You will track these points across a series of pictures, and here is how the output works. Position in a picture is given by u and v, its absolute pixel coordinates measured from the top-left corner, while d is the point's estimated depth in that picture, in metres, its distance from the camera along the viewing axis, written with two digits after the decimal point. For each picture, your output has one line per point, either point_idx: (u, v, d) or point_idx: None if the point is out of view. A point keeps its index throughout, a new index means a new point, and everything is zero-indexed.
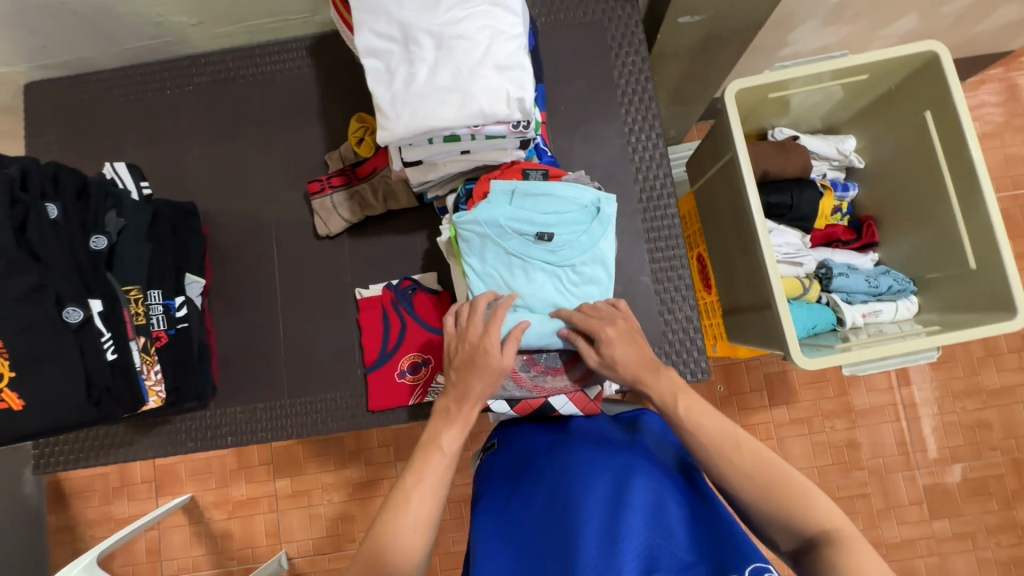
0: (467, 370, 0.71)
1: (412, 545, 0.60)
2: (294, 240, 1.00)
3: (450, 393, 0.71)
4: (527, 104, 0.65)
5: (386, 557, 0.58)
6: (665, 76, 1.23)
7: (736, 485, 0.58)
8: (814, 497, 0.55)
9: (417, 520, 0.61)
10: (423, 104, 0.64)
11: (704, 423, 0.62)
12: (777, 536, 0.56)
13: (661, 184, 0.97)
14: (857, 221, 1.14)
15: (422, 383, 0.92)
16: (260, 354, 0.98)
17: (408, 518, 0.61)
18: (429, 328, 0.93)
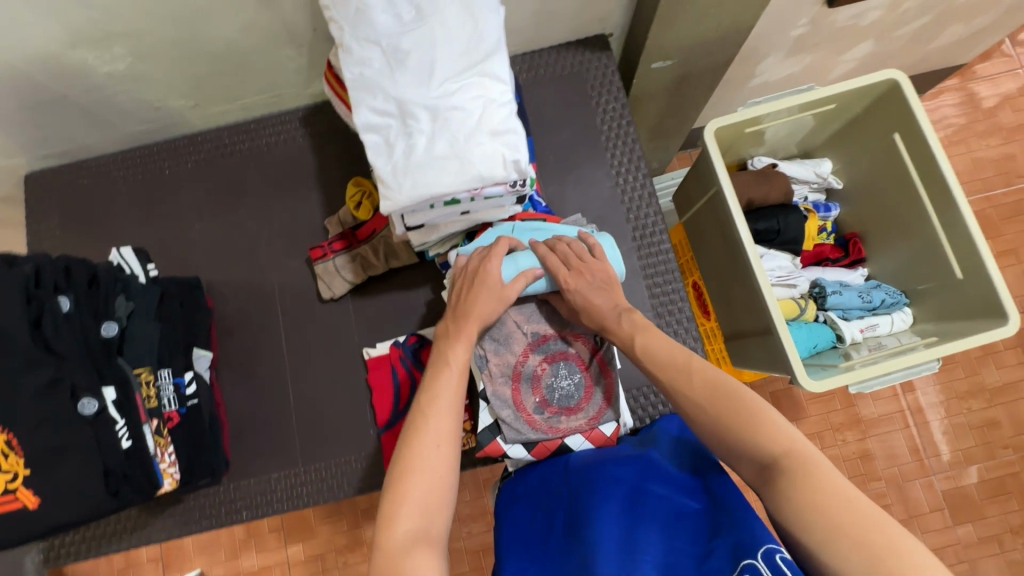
0: (470, 291, 0.74)
1: (438, 461, 0.60)
2: (298, 304, 1.01)
3: (452, 316, 0.74)
4: (522, 164, 0.68)
5: (413, 480, 0.59)
6: (644, 115, 1.29)
7: (725, 452, 0.59)
8: (767, 421, 0.56)
9: (439, 440, 0.62)
10: (423, 173, 0.67)
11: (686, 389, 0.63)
12: (740, 466, 0.58)
13: (652, 220, 1.01)
14: (842, 239, 1.18)
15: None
16: (271, 422, 0.97)
17: (430, 438, 0.62)
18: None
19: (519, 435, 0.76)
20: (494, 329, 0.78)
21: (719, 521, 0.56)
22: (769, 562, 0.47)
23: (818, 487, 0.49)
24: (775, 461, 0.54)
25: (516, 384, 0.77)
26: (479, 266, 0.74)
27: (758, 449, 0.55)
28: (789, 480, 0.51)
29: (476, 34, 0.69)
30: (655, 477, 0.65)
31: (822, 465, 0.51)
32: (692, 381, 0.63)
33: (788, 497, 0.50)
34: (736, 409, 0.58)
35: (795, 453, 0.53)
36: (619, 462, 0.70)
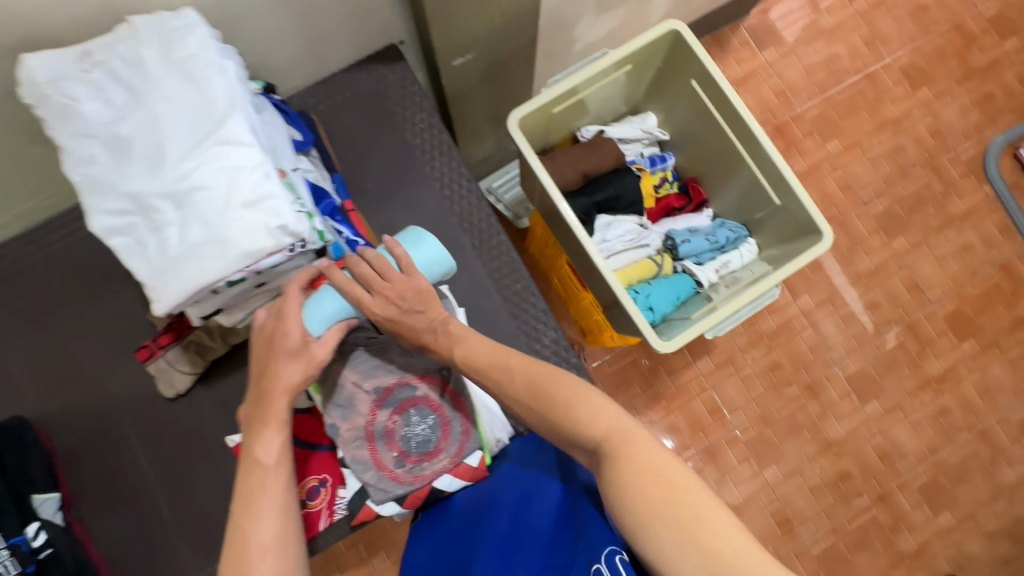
0: (270, 354, 0.67)
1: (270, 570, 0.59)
2: (145, 410, 0.94)
3: (253, 402, 0.68)
4: (292, 228, 0.63)
5: None
6: (472, 108, 1.25)
7: (556, 436, 0.64)
8: (583, 407, 0.61)
9: (265, 544, 0.60)
10: (184, 266, 0.61)
11: (513, 386, 0.67)
12: (574, 450, 0.63)
13: (486, 223, 0.99)
14: (683, 185, 1.21)
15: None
16: (150, 541, 0.90)
17: (257, 545, 0.60)
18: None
19: (387, 494, 0.75)
20: (335, 396, 0.75)
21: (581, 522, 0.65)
22: (610, 564, 0.54)
23: (632, 462, 0.55)
24: (598, 440, 0.59)
25: (371, 445, 0.75)
26: (276, 327, 0.67)
27: (585, 435, 0.60)
28: (613, 462, 0.56)
29: (204, 99, 0.63)
30: (534, 489, 0.74)
31: (638, 443, 0.56)
32: (512, 379, 0.66)
33: (611, 476, 0.55)
34: (563, 402, 0.62)
35: (617, 434, 0.58)
36: (506, 479, 0.78)
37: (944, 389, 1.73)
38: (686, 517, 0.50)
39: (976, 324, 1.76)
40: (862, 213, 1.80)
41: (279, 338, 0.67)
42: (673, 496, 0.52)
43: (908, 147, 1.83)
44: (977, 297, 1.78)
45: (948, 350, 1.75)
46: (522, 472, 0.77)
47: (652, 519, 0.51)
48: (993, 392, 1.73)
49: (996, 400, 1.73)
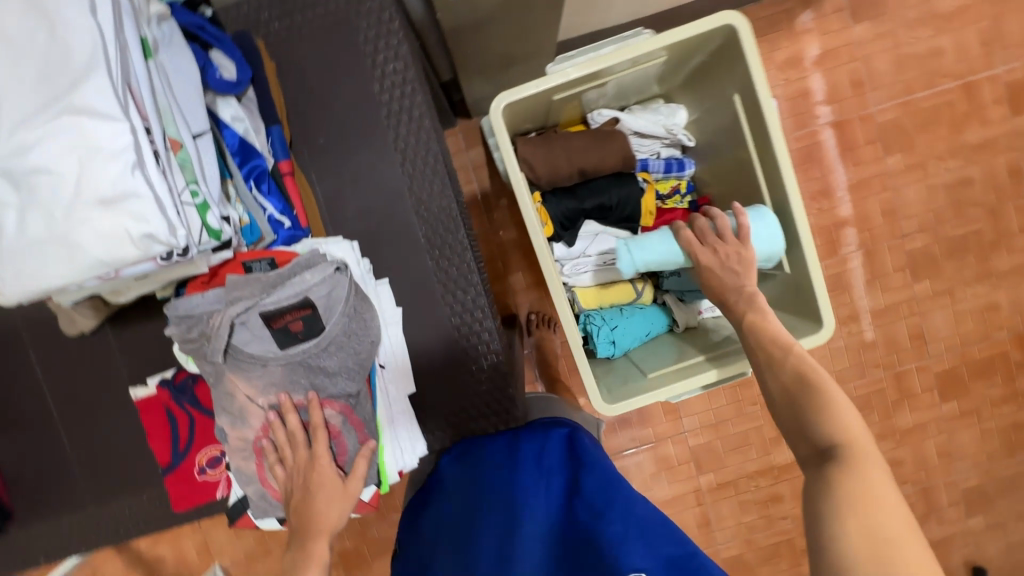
0: (308, 486, 0.68)
1: None
2: (49, 339, 0.87)
3: (275, 453, 0.69)
4: (163, 237, 0.51)
5: None
6: (474, 47, 1.01)
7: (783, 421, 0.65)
8: (839, 407, 0.61)
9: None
10: (22, 263, 0.50)
11: (813, 362, 0.65)
12: (800, 445, 0.63)
13: (447, 216, 0.83)
14: (694, 203, 1.02)
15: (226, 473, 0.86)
16: (51, 467, 0.89)
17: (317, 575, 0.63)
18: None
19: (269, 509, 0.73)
20: (224, 403, 0.68)
21: (581, 533, 0.66)
22: None
23: (858, 480, 0.56)
24: (832, 447, 0.59)
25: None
26: (311, 462, 0.69)
27: (823, 432, 0.60)
28: (844, 467, 0.57)
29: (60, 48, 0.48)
30: (519, 470, 0.72)
31: (875, 459, 0.57)
32: (782, 360, 0.67)
33: (834, 486, 0.56)
34: (822, 397, 0.62)
35: (859, 445, 0.59)
36: (484, 469, 0.75)
37: (906, 442, 1.61)
38: (882, 538, 0.51)
39: (967, 388, 1.60)
40: (896, 246, 1.53)
41: (317, 471, 0.68)
42: (890, 519, 0.53)
43: (977, 182, 1.51)
44: (979, 361, 1.59)
45: (926, 407, 1.60)
46: (504, 464, 0.74)
47: (858, 528, 0.53)
48: (953, 456, 1.62)
49: (952, 464, 1.62)
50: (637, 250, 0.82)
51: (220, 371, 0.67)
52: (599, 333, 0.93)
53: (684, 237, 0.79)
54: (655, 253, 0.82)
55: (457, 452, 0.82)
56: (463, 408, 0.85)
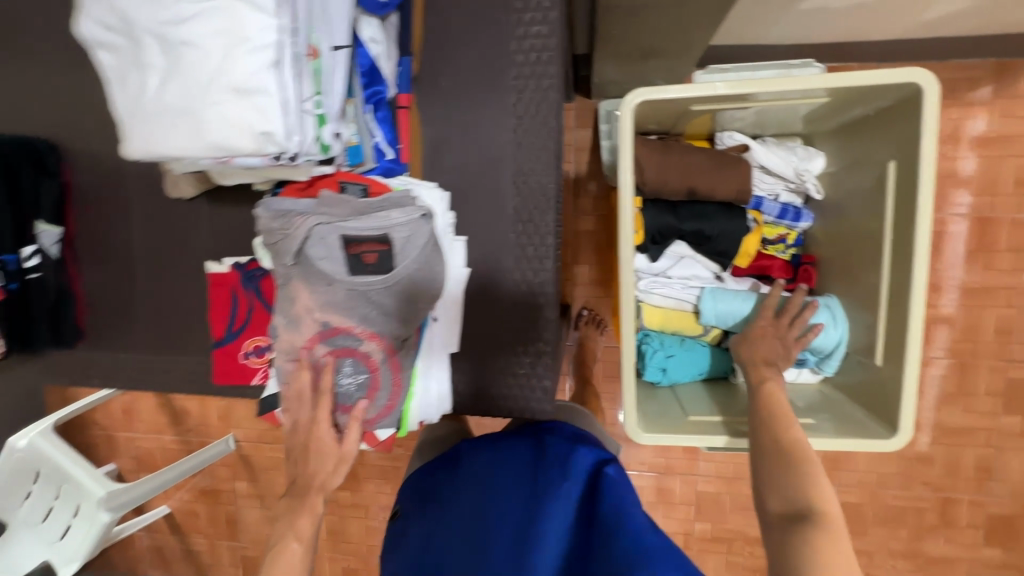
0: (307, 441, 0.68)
1: (292, 555, 0.61)
2: (154, 194, 0.93)
3: (292, 393, 0.71)
4: (279, 138, 0.52)
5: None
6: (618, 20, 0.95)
7: (767, 492, 0.63)
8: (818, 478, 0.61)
9: (300, 535, 0.62)
10: (152, 124, 0.53)
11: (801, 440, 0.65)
12: (770, 500, 0.62)
13: (542, 196, 0.82)
14: (798, 259, 0.96)
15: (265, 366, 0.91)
16: (121, 306, 0.98)
17: (300, 523, 0.63)
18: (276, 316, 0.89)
19: None
20: (284, 305, 0.71)
21: (593, 538, 0.67)
22: None
23: (828, 553, 0.54)
24: (809, 513, 0.58)
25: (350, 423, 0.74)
26: (312, 421, 0.69)
27: (804, 500, 0.59)
28: (817, 534, 0.56)
29: None
30: (543, 464, 0.75)
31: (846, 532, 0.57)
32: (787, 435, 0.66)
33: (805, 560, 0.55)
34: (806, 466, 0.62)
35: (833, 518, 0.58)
36: (511, 461, 0.76)
37: (926, 569, 1.44)
38: None
39: (1020, 541, 1.39)
40: (997, 368, 1.31)
41: (317, 426, 0.69)
42: None
43: None
44: None
45: (965, 543, 1.41)
46: (530, 465, 0.75)
47: None
48: None
49: None
50: (715, 298, 0.89)
51: (290, 276, 0.69)
52: (651, 356, 0.91)
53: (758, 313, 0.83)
54: (727, 309, 0.88)
55: (482, 440, 0.82)
56: (495, 382, 0.86)
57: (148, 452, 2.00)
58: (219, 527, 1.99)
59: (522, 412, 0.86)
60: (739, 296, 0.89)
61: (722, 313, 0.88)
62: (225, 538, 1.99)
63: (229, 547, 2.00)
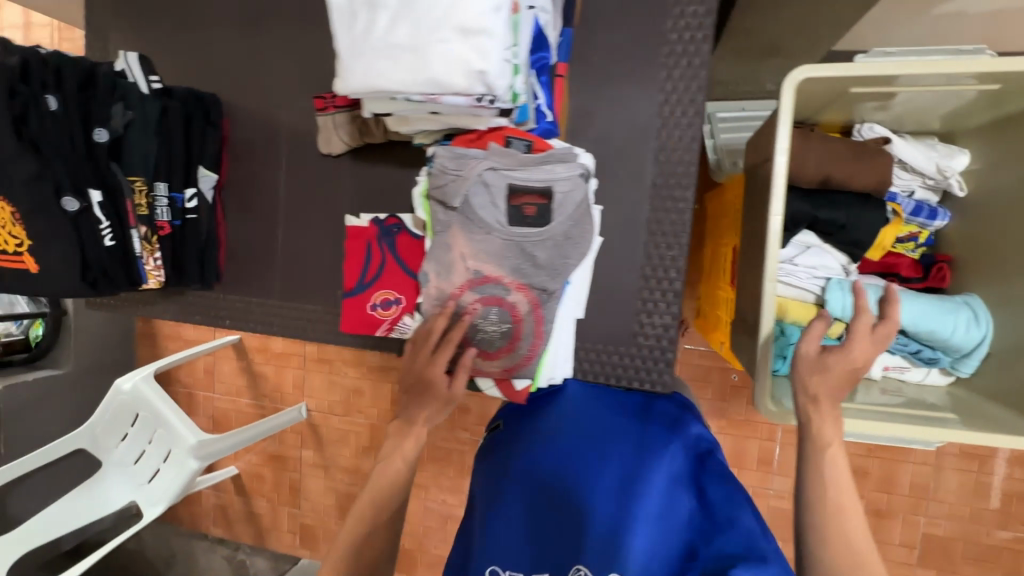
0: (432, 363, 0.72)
1: (395, 466, 0.69)
2: (303, 151, 1.01)
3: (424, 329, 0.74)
4: (491, 78, 0.56)
5: (384, 482, 0.69)
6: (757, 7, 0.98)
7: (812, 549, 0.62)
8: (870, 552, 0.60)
9: (406, 454, 0.70)
10: (376, 59, 0.58)
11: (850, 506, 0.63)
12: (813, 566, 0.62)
13: (683, 171, 0.83)
14: (930, 258, 0.93)
15: (391, 317, 0.95)
16: (260, 254, 1.05)
17: (405, 444, 0.70)
18: (408, 270, 0.94)
19: None
20: (438, 251, 0.75)
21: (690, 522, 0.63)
22: None
23: None
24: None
25: (473, 370, 0.76)
26: (446, 345, 0.72)
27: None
28: None
29: None
30: (638, 432, 0.74)
31: None
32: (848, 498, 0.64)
33: None
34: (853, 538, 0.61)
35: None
36: (606, 424, 0.76)
37: None
38: None
39: None
40: None
41: (442, 352, 0.72)
42: None
43: None
44: None
45: None
46: (626, 428, 0.75)
47: None
48: None
49: None
50: (843, 291, 0.86)
51: (450, 223, 0.73)
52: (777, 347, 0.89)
53: (812, 330, 0.72)
54: (854, 303, 0.85)
55: (588, 388, 0.85)
56: (616, 349, 0.88)
57: (223, 413, 2.10)
58: (281, 493, 2.06)
59: (644, 384, 0.87)
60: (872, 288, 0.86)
61: (847, 307, 0.86)
62: (285, 504, 2.05)
63: (290, 514, 2.05)
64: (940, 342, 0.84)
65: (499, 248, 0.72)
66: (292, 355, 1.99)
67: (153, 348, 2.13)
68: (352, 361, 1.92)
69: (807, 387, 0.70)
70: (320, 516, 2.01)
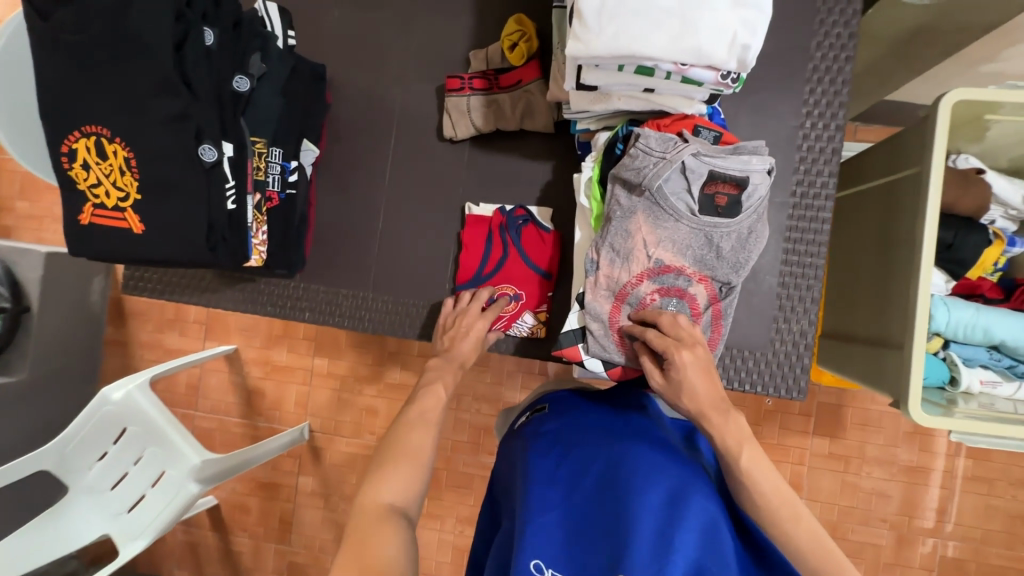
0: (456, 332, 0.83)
1: (410, 456, 0.66)
2: (415, 134, 0.95)
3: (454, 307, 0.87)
4: (749, 54, 0.57)
5: (390, 474, 0.64)
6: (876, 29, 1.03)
7: None
8: None
9: (418, 445, 0.68)
10: (634, 22, 0.56)
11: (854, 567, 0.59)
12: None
13: (821, 182, 0.86)
14: (1009, 282, 1.01)
15: (505, 317, 0.88)
16: (353, 240, 0.96)
17: (413, 438, 0.69)
18: (530, 266, 0.88)
19: (602, 353, 0.76)
20: (618, 239, 0.73)
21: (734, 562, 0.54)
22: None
23: None
24: None
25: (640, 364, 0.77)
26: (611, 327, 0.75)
27: None
28: None
29: None
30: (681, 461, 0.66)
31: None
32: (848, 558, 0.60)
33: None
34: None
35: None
36: (651, 440, 0.68)
37: None
38: None
39: None
40: None
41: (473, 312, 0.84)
42: None
43: None
44: None
45: None
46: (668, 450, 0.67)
47: None
48: None
49: None
50: (945, 305, 0.93)
51: (633, 209, 0.71)
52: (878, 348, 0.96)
53: (645, 367, 0.72)
54: (951, 318, 0.92)
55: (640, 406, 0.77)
56: (752, 354, 0.87)
57: (206, 434, 1.81)
58: (270, 527, 1.79)
59: (780, 389, 0.87)
60: (970, 306, 0.93)
61: (944, 322, 0.93)
62: (271, 541, 1.79)
63: (275, 552, 1.79)
64: None
65: (683, 241, 0.71)
66: (296, 369, 1.75)
67: (124, 359, 1.80)
68: (368, 378, 1.71)
69: (694, 409, 0.68)
70: (316, 554, 1.76)
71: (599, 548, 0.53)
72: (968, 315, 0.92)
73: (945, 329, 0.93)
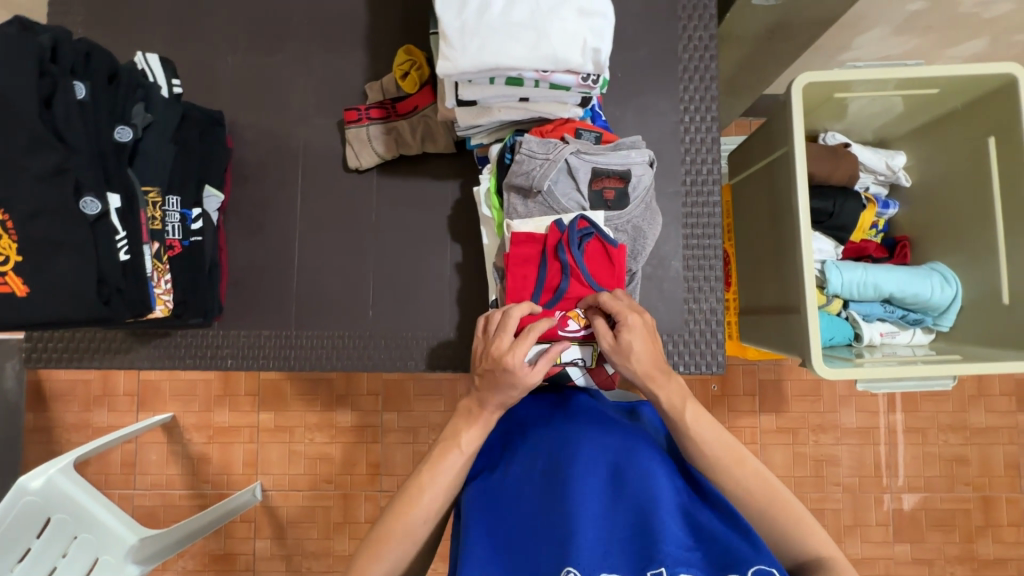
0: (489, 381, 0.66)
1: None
2: (322, 168, 0.96)
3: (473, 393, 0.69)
4: (602, 55, 0.63)
5: None
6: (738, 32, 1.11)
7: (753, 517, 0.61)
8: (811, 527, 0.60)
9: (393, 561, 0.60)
10: (492, 37, 0.61)
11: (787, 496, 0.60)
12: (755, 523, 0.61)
13: (707, 169, 0.93)
14: (891, 240, 1.11)
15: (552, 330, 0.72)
16: (271, 280, 0.95)
17: (389, 554, 0.60)
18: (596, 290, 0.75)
19: None
20: None
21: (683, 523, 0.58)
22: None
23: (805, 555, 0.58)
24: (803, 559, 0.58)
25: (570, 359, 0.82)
26: None
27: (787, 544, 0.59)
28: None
29: None
30: (618, 428, 0.67)
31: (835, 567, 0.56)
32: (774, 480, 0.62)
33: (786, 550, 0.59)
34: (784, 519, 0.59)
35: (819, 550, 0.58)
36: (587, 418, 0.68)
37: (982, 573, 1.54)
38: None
39: None
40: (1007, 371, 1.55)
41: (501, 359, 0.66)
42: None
43: None
44: None
45: (1008, 542, 1.54)
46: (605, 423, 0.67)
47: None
48: None
49: None
50: (838, 269, 1.00)
51: (531, 212, 0.77)
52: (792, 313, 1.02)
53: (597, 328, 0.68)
54: (844, 279, 0.99)
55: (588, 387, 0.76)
56: (672, 337, 0.91)
57: (148, 513, 1.68)
58: None
59: (701, 365, 0.90)
60: (859, 267, 1.01)
61: (841, 283, 1.00)
62: None
63: None
64: (923, 303, 1.00)
65: None
66: (241, 428, 1.66)
67: (48, 446, 1.65)
68: (319, 426, 1.64)
69: (642, 371, 0.66)
70: None
71: (543, 545, 0.57)
72: (859, 274, 1.00)
73: (843, 290, 1.00)
